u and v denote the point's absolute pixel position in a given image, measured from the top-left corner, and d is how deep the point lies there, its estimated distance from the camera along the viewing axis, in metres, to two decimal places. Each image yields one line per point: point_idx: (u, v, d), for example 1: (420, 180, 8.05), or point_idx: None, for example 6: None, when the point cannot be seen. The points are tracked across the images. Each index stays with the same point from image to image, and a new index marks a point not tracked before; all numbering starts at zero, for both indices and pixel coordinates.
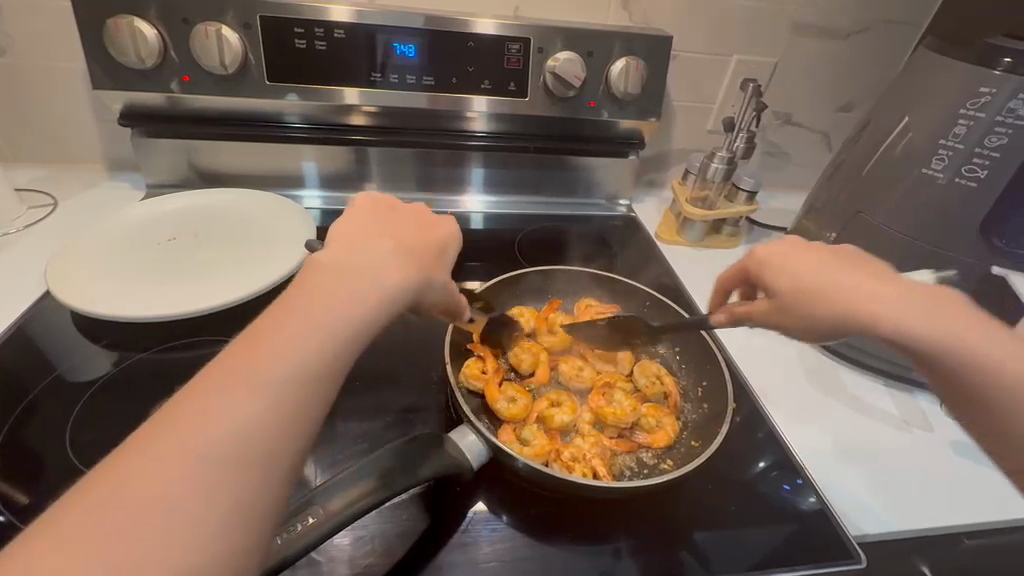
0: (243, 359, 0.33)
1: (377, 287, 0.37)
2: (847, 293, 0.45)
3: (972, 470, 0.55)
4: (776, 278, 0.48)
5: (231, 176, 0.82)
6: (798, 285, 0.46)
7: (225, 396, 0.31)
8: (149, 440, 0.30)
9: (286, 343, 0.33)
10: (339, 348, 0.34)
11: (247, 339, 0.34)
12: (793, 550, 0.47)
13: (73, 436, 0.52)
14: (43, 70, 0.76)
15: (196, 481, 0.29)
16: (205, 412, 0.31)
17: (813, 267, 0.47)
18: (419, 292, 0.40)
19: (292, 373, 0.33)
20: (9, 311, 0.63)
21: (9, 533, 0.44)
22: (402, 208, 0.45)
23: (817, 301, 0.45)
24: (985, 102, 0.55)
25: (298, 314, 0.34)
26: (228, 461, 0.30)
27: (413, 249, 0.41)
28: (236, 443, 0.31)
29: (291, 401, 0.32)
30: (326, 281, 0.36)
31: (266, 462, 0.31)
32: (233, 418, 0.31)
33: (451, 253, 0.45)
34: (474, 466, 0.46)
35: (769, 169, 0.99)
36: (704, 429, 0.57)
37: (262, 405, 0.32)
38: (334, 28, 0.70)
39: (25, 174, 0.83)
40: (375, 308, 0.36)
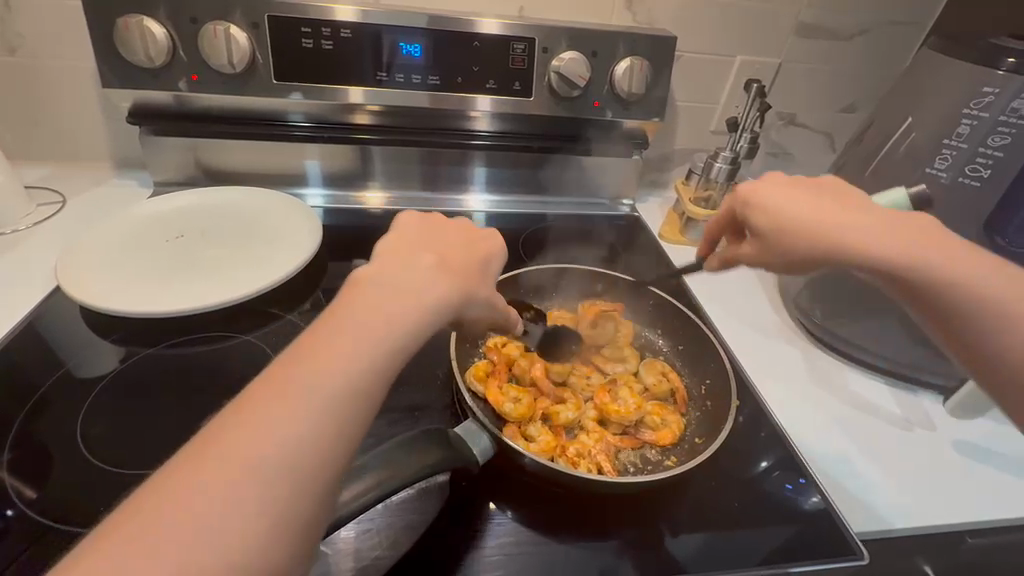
0: (297, 369, 0.32)
1: (425, 300, 0.37)
2: (818, 225, 0.45)
3: (975, 469, 0.56)
4: (755, 217, 0.48)
5: (237, 174, 0.83)
6: (777, 223, 0.47)
7: (280, 404, 0.31)
8: (201, 453, 0.29)
9: (340, 349, 0.33)
10: (390, 354, 0.34)
11: (299, 349, 0.33)
12: (797, 547, 0.48)
13: (83, 431, 0.52)
14: (53, 69, 0.77)
15: (252, 486, 0.29)
16: (260, 417, 0.31)
17: (790, 201, 0.47)
18: (464, 304, 0.40)
19: (347, 379, 0.32)
20: (18, 307, 0.64)
21: (20, 526, 0.44)
22: (447, 225, 0.46)
23: (796, 237, 0.46)
24: (988, 102, 0.55)
25: (353, 319, 0.35)
26: (279, 474, 0.29)
27: (457, 266, 0.42)
28: (291, 449, 0.30)
29: (345, 409, 0.32)
30: (379, 288, 0.37)
31: (315, 470, 0.30)
32: (284, 429, 0.30)
33: (494, 266, 0.46)
34: (480, 460, 0.47)
35: (772, 169, 1.00)
36: (708, 426, 0.58)
37: (316, 411, 0.31)
38: (341, 28, 0.71)
39: (33, 173, 0.84)
40: (425, 315, 0.36)
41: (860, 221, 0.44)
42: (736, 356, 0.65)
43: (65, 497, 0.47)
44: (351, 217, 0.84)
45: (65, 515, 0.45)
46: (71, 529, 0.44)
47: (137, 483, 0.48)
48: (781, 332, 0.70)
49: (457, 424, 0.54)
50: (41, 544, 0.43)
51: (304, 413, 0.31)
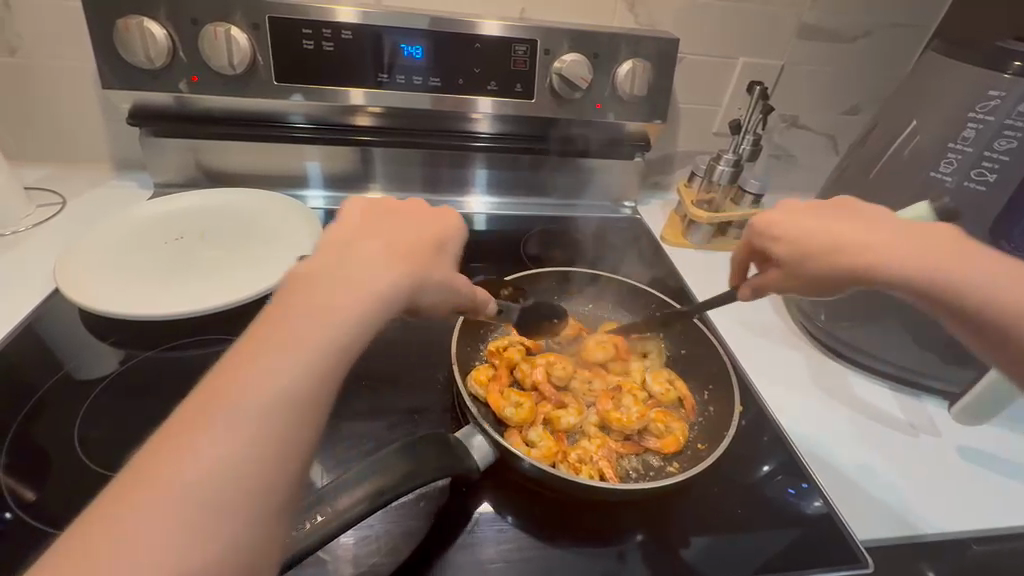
0: (244, 367, 0.30)
1: (378, 286, 0.35)
2: (835, 245, 0.45)
3: (979, 475, 0.55)
4: (776, 246, 0.48)
5: (237, 176, 0.83)
6: (795, 247, 0.47)
7: (229, 406, 0.29)
8: (147, 469, 0.27)
9: (282, 350, 0.31)
10: (342, 352, 0.32)
11: (245, 347, 0.31)
12: (801, 554, 0.47)
13: (81, 434, 0.52)
14: (54, 70, 0.77)
15: (202, 508, 0.27)
16: (209, 424, 0.29)
17: (804, 225, 0.47)
18: (421, 288, 0.39)
19: (295, 381, 0.30)
20: (17, 309, 0.63)
21: (16, 530, 0.44)
22: (397, 209, 0.44)
23: (818, 261, 0.46)
24: (993, 106, 0.55)
25: (299, 318, 0.32)
26: (235, 479, 0.28)
27: (410, 250, 0.40)
28: (240, 464, 0.28)
29: (295, 413, 0.30)
30: (323, 284, 0.34)
31: (271, 472, 0.29)
32: (236, 432, 0.28)
33: (452, 249, 0.44)
34: (480, 465, 0.47)
35: (774, 171, 0.99)
36: (711, 432, 0.57)
37: (263, 419, 0.29)
38: (342, 29, 0.71)
39: (33, 174, 0.84)
40: (376, 305, 0.35)
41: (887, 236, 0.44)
42: (738, 361, 0.65)
43: (61, 500, 0.46)
44: None
45: (61, 519, 0.45)
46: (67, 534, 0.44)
47: None
48: (785, 336, 0.70)
49: (457, 428, 0.54)
50: (37, 548, 0.43)
51: (250, 423, 0.29)
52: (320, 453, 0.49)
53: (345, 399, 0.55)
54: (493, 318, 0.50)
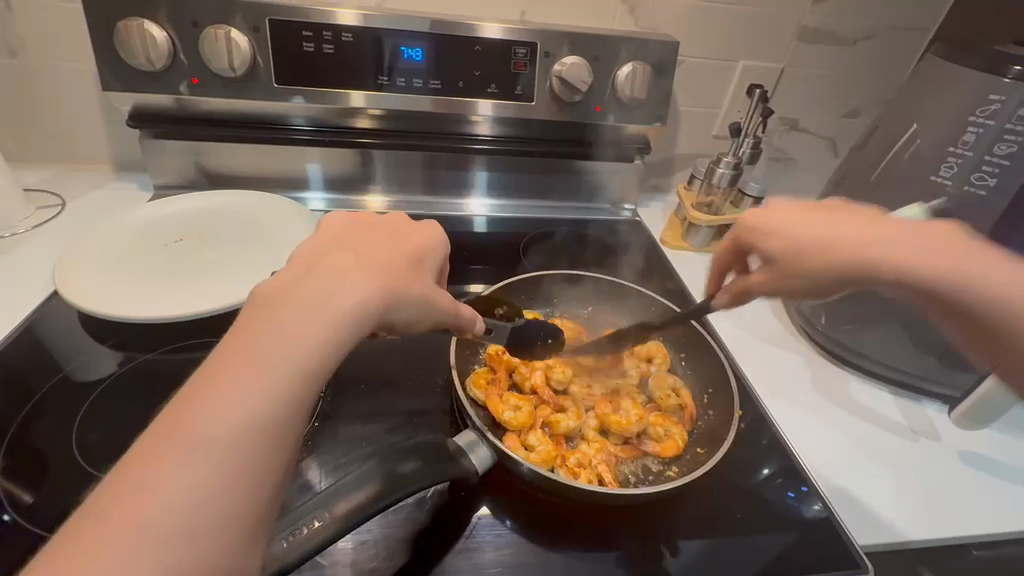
0: (215, 389, 0.30)
1: (351, 302, 0.35)
2: (831, 240, 0.45)
3: (980, 480, 0.55)
4: (766, 243, 0.48)
5: (238, 177, 0.83)
6: (792, 246, 0.46)
7: (201, 429, 0.29)
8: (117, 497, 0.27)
9: (244, 375, 0.31)
10: (307, 373, 0.32)
11: (217, 368, 0.31)
12: (800, 558, 0.47)
13: (80, 436, 0.52)
14: (54, 72, 0.77)
15: (163, 543, 0.26)
16: (182, 448, 0.28)
17: (797, 222, 0.47)
18: (398, 301, 0.39)
19: (259, 406, 0.30)
20: (17, 311, 0.63)
21: (14, 532, 0.44)
22: (371, 224, 0.44)
23: (817, 257, 0.46)
24: (994, 110, 0.54)
25: (262, 341, 0.32)
26: (207, 503, 0.28)
27: (385, 263, 0.40)
28: (203, 492, 0.28)
29: (259, 439, 0.30)
30: (288, 305, 0.34)
31: (245, 492, 0.29)
32: (209, 454, 0.28)
33: (428, 262, 0.44)
34: (480, 470, 0.46)
35: (775, 174, 0.99)
36: (711, 436, 0.57)
37: (226, 446, 0.29)
38: (342, 32, 0.71)
39: (34, 175, 0.84)
40: (344, 323, 0.34)
41: (894, 229, 0.45)
42: (739, 365, 0.65)
43: (59, 503, 0.46)
44: None
45: (58, 522, 0.45)
46: None
47: None
48: (785, 340, 0.70)
49: (456, 432, 0.53)
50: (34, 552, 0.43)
51: (211, 451, 0.29)
52: (320, 456, 0.49)
53: (345, 402, 0.55)
54: (481, 337, 0.50)
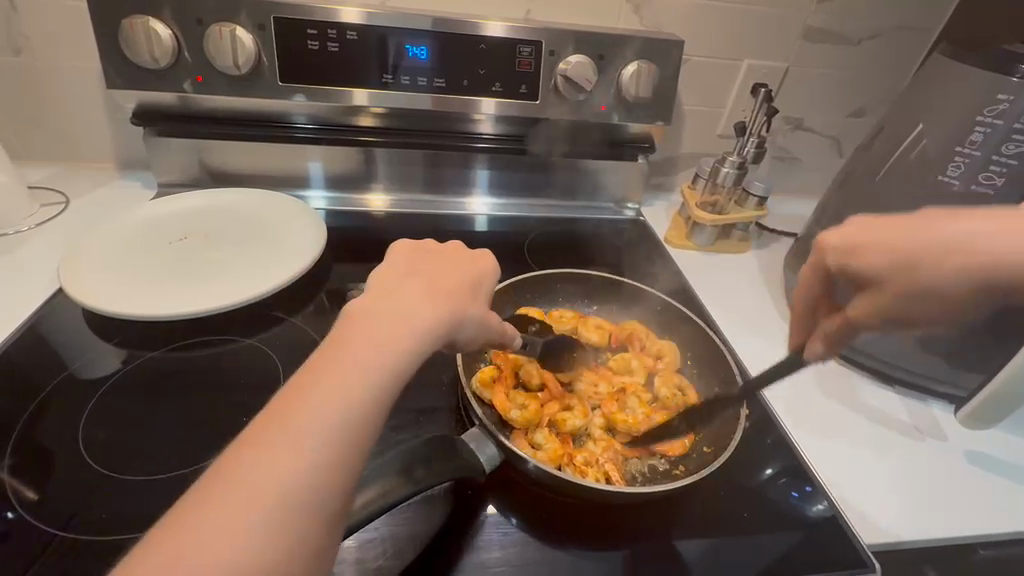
0: (297, 403, 0.32)
1: (420, 325, 0.37)
2: (916, 253, 0.39)
3: (986, 480, 0.55)
4: (862, 265, 0.41)
5: (242, 176, 0.83)
6: (899, 259, 0.40)
7: (283, 438, 0.31)
8: (210, 498, 0.29)
9: (323, 394, 0.32)
10: (378, 399, 0.33)
11: (300, 382, 0.33)
12: (806, 557, 0.47)
13: (85, 433, 0.52)
14: (57, 69, 0.77)
15: (243, 552, 0.28)
16: (266, 457, 0.30)
17: (884, 230, 0.41)
18: (461, 325, 0.40)
19: (334, 430, 0.31)
20: (22, 308, 0.63)
21: (20, 529, 0.44)
22: (442, 250, 0.46)
23: (915, 266, 0.39)
24: (1002, 109, 0.54)
25: (339, 365, 0.33)
26: (286, 511, 0.29)
27: (451, 289, 0.41)
28: (283, 501, 0.29)
29: (334, 461, 0.31)
30: (362, 331, 0.35)
31: (320, 503, 0.30)
32: (291, 465, 0.30)
33: (484, 288, 0.45)
34: (486, 468, 0.47)
35: (779, 173, 0.99)
36: (718, 436, 0.56)
37: (303, 466, 0.30)
38: (347, 30, 0.71)
39: (37, 173, 0.84)
40: (411, 350, 0.35)
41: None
42: (743, 365, 0.65)
43: (64, 500, 0.46)
44: (355, 220, 0.83)
45: (63, 519, 0.45)
46: (68, 535, 0.44)
47: (136, 487, 0.48)
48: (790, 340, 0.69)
49: (462, 430, 0.53)
50: (40, 549, 0.43)
51: (294, 461, 0.30)
52: None
53: None
54: (521, 350, 0.50)
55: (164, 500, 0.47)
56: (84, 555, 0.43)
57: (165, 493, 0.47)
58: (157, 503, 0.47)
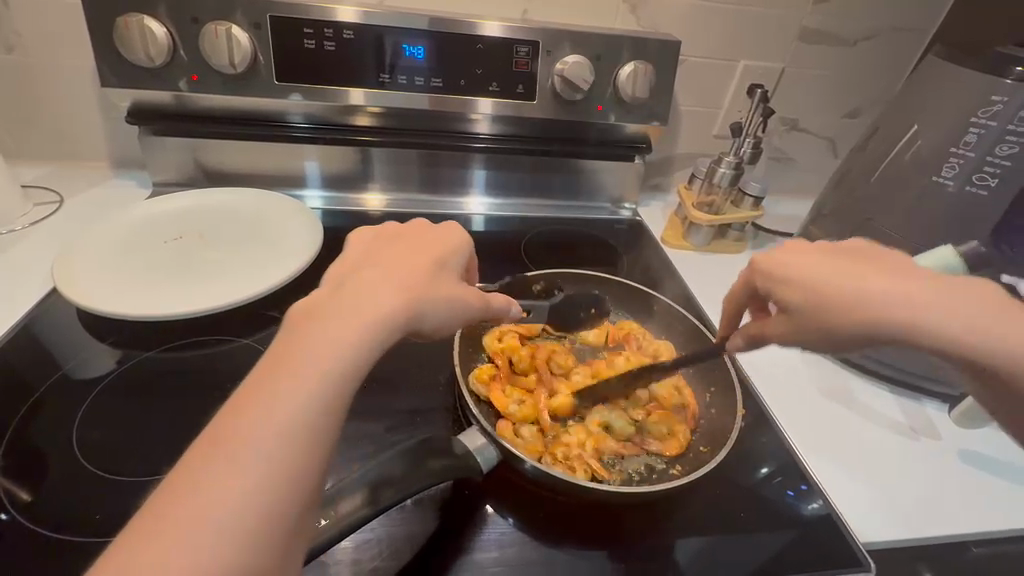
0: (258, 396, 0.31)
1: (381, 308, 0.36)
2: (833, 294, 0.40)
3: (980, 479, 0.55)
4: (786, 293, 0.42)
5: (237, 175, 0.82)
6: (815, 300, 0.41)
7: (245, 433, 0.30)
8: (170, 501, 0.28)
9: (285, 384, 0.31)
10: (346, 388, 0.32)
11: (260, 375, 0.32)
12: (801, 556, 0.47)
13: (80, 435, 0.51)
14: (52, 67, 0.76)
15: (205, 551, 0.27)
16: (227, 453, 0.29)
17: (816, 272, 0.41)
18: (427, 305, 0.39)
19: (300, 421, 0.30)
20: (16, 308, 0.63)
21: (13, 531, 0.43)
22: (401, 232, 0.45)
23: (825, 312, 0.40)
24: (996, 111, 0.55)
25: (303, 356, 0.33)
26: (249, 506, 0.28)
27: (411, 269, 0.40)
28: (246, 497, 0.28)
29: (301, 451, 0.30)
30: (325, 320, 0.35)
31: (286, 496, 0.29)
32: (253, 460, 0.29)
33: (452, 266, 0.44)
34: (485, 468, 0.47)
35: (774, 174, 0.99)
36: (714, 436, 0.56)
37: (267, 462, 0.29)
38: (343, 29, 0.70)
39: (30, 172, 0.83)
40: (376, 334, 0.35)
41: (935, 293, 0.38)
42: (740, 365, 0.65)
43: (58, 502, 0.46)
44: (351, 219, 0.83)
45: (56, 521, 0.45)
46: (62, 537, 0.43)
47: (130, 488, 0.47)
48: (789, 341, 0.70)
49: (460, 430, 0.53)
50: (33, 551, 0.42)
51: (256, 455, 0.29)
52: None
53: None
54: (519, 320, 0.51)
55: None
56: (78, 557, 0.42)
57: None
58: None
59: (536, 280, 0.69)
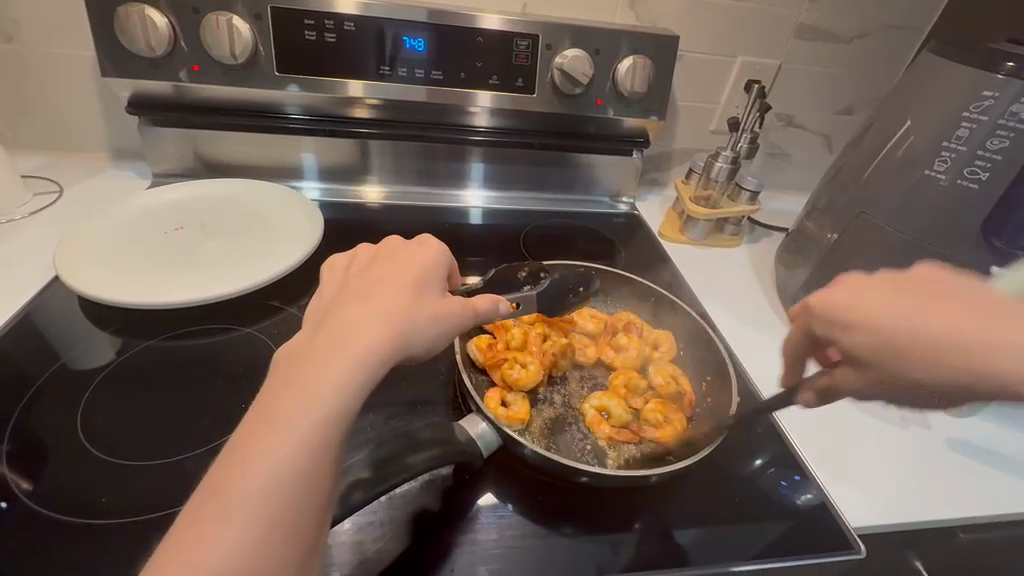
0: (254, 439, 0.33)
1: (369, 341, 0.37)
2: (948, 355, 0.38)
3: (969, 468, 0.57)
4: (852, 336, 0.42)
5: (237, 166, 0.83)
6: (883, 340, 0.40)
7: (244, 477, 0.32)
8: (178, 544, 0.30)
9: (279, 426, 0.33)
10: (336, 422, 0.34)
11: (255, 418, 0.34)
12: (793, 543, 0.48)
13: (82, 423, 0.52)
14: (51, 57, 0.76)
15: None
16: (229, 496, 0.31)
17: (901, 309, 0.40)
18: (415, 331, 0.40)
19: (294, 459, 0.32)
20: (16, 297, 0.63)
21: (18, 516, 0.44)
22: (381, 254, 0.46)
23: (900, 365, 0.40)
24: (987, 105, 0.56)
25: (292, 394, 0.34)
26: (252, 546, 0.30)
27: (394, 294, 0.41)
28: (250, 536, 0.31)
29: (299, 485, 0.32)
30: (311, 357, 0.36)
31: (288, 531, 0.32)
32: (253, 503, 0.31)
33: (432, 284, 0.44)
34: (485, 453, 0.48)
35: (770, 170, 1.01)
36: (710, 424, 0.57)
37: (265, 500, 0.31)
38: (343, 21, 0.71)
39: (27, 162, 0.83)
40: (360, 366, 0.36)
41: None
42: (737, 359, 0.66)
43: (62, 488, 0.46)
44: (350, 211, 0.84)
45: (61, 505, 0.45)
46: (69, 520, 0.44)
47: (133, 474, 0.48)
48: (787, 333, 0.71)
49: (459, 417, 0.54)
50: (40, 535, 0.43)
51: (255, 497, 0.31)
52: None
53: None
54: (509, 316, 0.49)
55: (163, 486, 0.47)
56: (84, 540, 0.43)
57: (164, 480, 0.48)
58: (156, 490, 0.47)
59: (517, 267, 0.64)
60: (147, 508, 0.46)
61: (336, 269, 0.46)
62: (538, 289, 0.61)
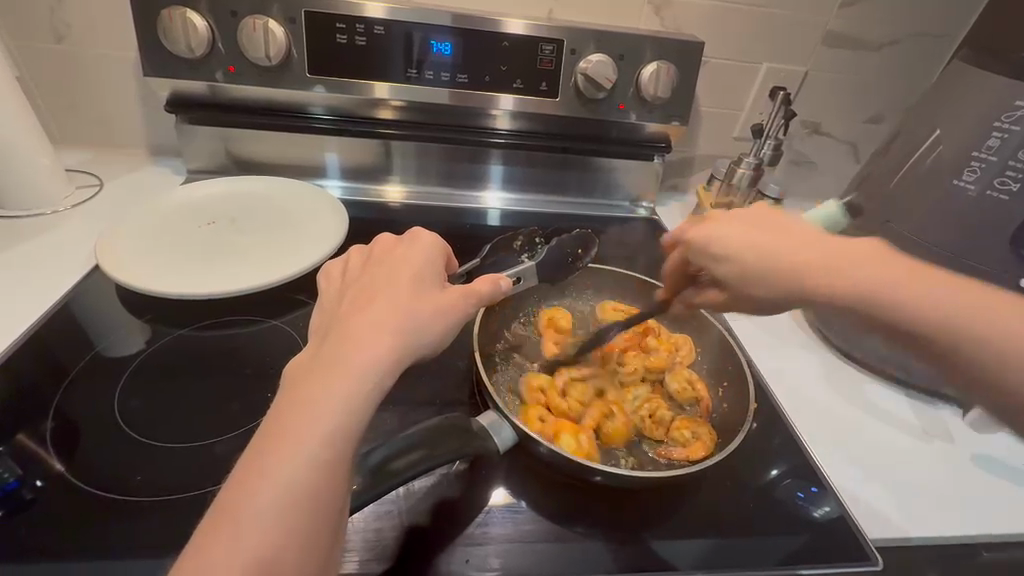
0: (271, 447, 0.34)
1: (375, 346, 0.38)
2: (785, 272, 0.45)
3: (996, 484, 0.56)
4: (716, 264, 0.49)
5: (265, 164, 0.85)
6: (739, 270, 0.47)
7: (263, 485, 0.33)
8: (203, 548, 0.31)
9: (294, 434, 0.34)
10: (340, 434, 0.34)
11: (271, 425, 0.35)
12: (813, 553, 0.48)
13: (119, 404, 0.54)
14: (98, 56, 0.80)
15: None
16: (247, 503, 0.32)
17: (744, 240, 0.47)
18: (421, 330, 0.41)
19: (310, 462, 0.33)
20: (59, 284, 0.67)
21: (64, 491, 0.47)
22: (377, 256, 0.46)
23: (752, 278, 0.46)
24: (1019, 116, 0.55)
25: (301, 405, 0.35)
26: (275, 547, 0.32)
27: (396, 297, 0.41)
28: (275, 536, 0.32)
29: (310, 493, 0.33)
30: (320, 365, 0.37)
31: (310, 530, 0.33)
32: (273, 509, 0.32)
33: (429, 280, 0.45)
34: (502, 449, 0.49)
35: (793, 178, 1.00)
36: (726, 427, 0.58)
37: (285, 502, 0.33)
38: (374, 25, 0.73)
39: (72, 156, 0.87)
40: (367, 373, 0.36)
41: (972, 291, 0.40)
42: (758, 370, 0.65)
43: (101, 464, 0.49)
44: (373, 210, 0.86)
45: (102, 479, 0.48)
46: (109, 493, 0.47)
47: (166, 455, 0.50)
48: (808, 344, 0.70)
49: (479, 412, 0.56)
50: (80, 507, 0.46)
51: (275, 501, 0.32)
52: None
53: None
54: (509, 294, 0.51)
55: (193, 468, 0.49)
56: (119, 516, 0.45)
57: (196, 462, 0.50)
58: (189, 471, 0.49)
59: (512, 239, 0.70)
60: (176, 487, 0.48)
61: (334, 275, 0.47)
62: (537, 258, 0.62)
